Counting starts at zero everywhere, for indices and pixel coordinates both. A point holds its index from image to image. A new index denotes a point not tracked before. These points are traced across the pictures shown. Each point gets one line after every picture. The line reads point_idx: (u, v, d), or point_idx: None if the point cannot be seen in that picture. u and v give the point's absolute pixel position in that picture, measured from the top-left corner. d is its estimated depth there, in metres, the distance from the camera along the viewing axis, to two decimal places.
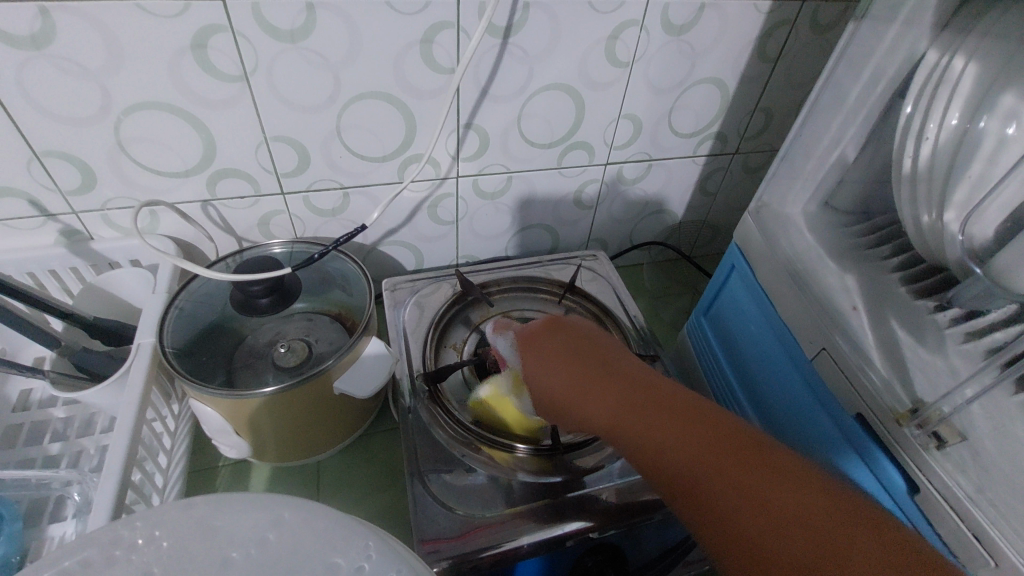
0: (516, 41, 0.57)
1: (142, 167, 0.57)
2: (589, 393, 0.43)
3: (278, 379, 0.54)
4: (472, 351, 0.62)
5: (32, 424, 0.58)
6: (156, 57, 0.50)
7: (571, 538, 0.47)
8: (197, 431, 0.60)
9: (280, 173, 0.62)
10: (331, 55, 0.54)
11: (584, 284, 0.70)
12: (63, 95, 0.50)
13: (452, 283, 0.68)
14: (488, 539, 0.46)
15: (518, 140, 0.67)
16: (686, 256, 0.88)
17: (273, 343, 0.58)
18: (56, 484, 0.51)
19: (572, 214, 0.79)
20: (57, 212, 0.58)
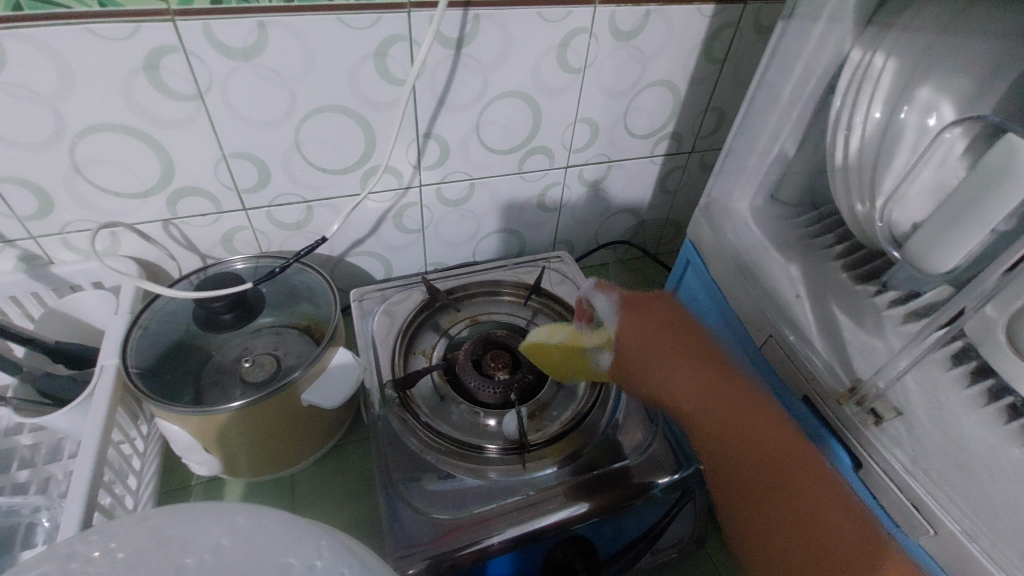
0: (469, 51, 0.59)
1: (100, 188, 0.57)
2: (678, 367, 0.53)
3: (246, 394, 0.54)
4: (441, 357, 0.63)
5: None
6: (110, 80, 0.50)
7: (548, 530, 0.48)
8: (167, 451, 0.60)
9: (240, 189, 0.62)
10: (285, 71, 0.55)
11: (552, 286, 0.71)
12: (15, 121, 0.50)
13: (421, 290, 0.69)
14: (460, 539, 0.47)
15: (478, 147, 0.68)
16: (650, 253, 0.90)
17: (240, 358, 0.58)
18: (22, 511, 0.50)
19: (536, 217, 0.80)
20: (14, 238, 0.58)
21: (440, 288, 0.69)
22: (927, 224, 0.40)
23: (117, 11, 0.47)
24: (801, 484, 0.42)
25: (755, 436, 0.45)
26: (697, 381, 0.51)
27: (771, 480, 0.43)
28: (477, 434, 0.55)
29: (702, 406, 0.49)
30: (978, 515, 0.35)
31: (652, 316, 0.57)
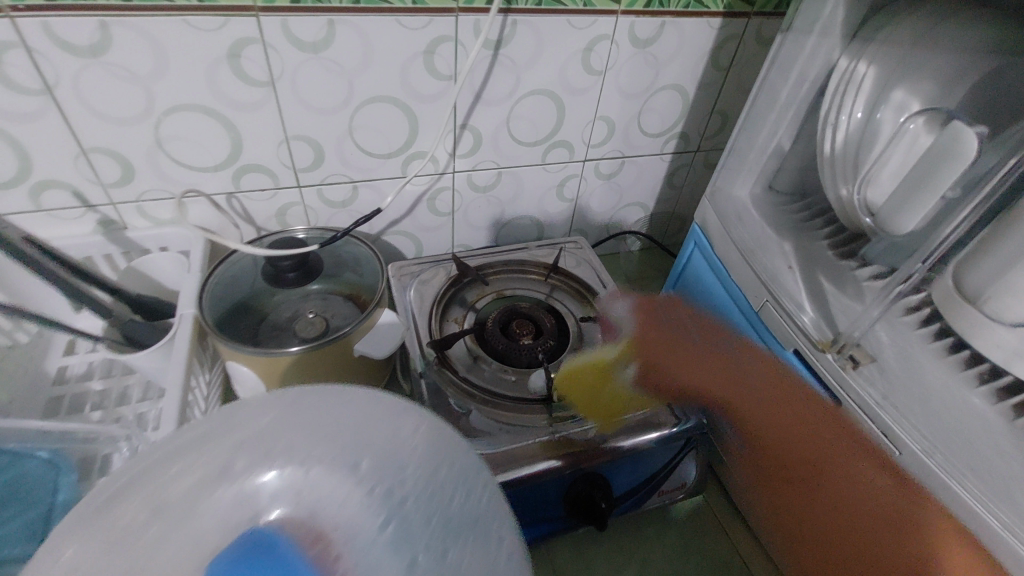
0: (505, 52, 0.67)
1: (176, 161, 0.64)
2: (695, 370, 0.61)
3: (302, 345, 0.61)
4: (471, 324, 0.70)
5: (73, 394, 0.64)
6: (198, 66, 0.58)
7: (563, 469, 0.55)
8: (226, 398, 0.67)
9: (297, 168, 0.70)
10: (347, 65, 0.63)
11: (569, 267, 0.79)
12: (113, 99, 0.58)
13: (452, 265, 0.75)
14: (504, 470, 0.54)
15: (508, 139, 0.76)
16: (658, 243, 0.98)
17: (295, 317, 0.65)
18: (103, 440, 0.57)
19: (556, 206, 0.88)
20: (97, 203, 0.65)
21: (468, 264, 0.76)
22: (892, 195, 0.48)
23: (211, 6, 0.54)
24: (841, 467, 0.49)
25: (801, 417, 0.53)
26: (721, 372, 0.60)
27: (815, 465, 0.51)
28: (508, 388, 0.62)
29: (740, 390, 0.58)
30: (932, 439, 0.42)
31: (666, 338, 0.65)
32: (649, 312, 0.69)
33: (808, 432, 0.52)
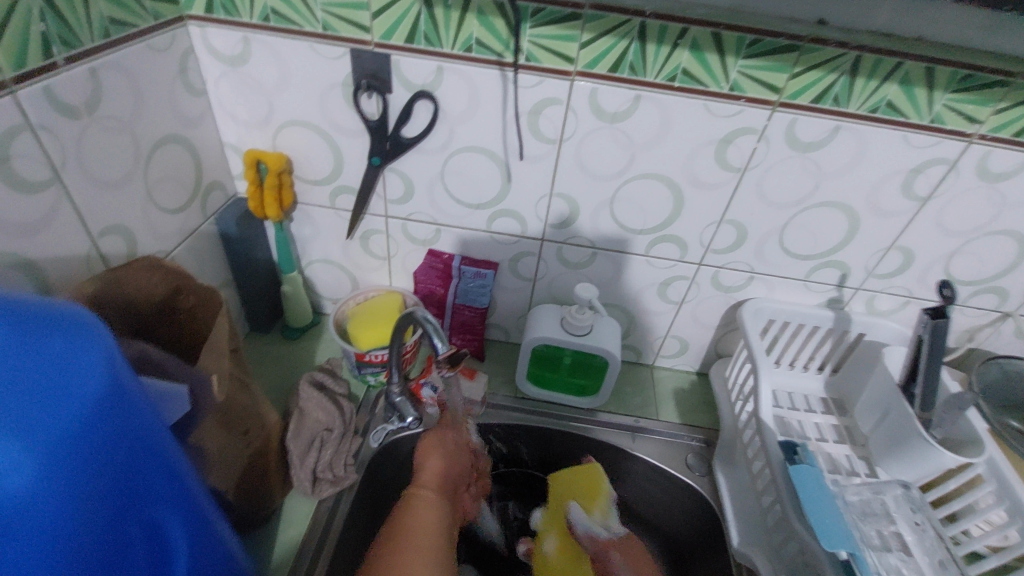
0: (813, 156, 0.58)
1: (645, 246, 0.68)
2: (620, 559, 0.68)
3: (509, 416, 0.75)
4: (647, 478, 0.73)
5: (317, 371, 0.71)
6: (724, 128, 0.57)
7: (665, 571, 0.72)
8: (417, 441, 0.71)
9: (713, 248, 0.67)
10: (828, 166, 0.59)
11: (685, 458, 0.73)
12: (605, 157, 0.60)
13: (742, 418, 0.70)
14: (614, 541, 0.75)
15: (776, 250, 0.67)
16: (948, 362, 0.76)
17: (511, 409, 0.76)
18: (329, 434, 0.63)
19: (802, 333, 0.74)
20: (374, 212, 0.70)
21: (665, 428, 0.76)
22: None
23: (739, 95, 0.54)
24: None
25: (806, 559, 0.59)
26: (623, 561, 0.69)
27: None
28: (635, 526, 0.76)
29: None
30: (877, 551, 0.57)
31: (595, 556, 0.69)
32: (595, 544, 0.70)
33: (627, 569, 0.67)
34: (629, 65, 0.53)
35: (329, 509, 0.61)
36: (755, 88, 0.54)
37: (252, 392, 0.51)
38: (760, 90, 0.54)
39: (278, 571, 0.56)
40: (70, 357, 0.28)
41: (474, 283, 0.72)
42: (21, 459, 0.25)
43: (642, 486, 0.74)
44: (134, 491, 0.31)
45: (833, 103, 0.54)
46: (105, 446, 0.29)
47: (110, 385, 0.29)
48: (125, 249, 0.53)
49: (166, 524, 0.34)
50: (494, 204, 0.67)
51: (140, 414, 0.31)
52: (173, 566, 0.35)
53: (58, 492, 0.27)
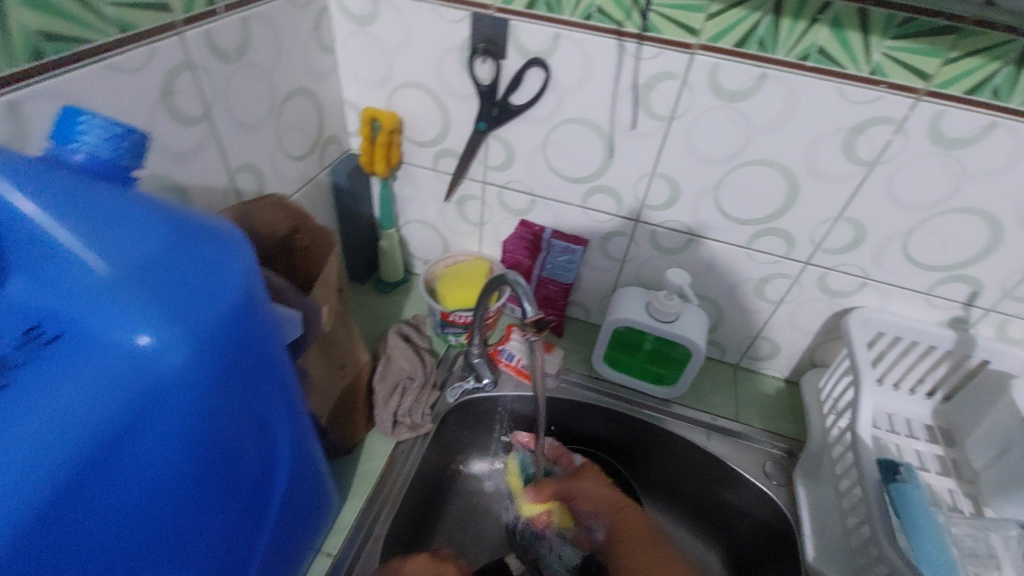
0: (959, 155, 0.52)
1: (748, 238, 0.65)
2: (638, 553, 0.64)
3: (582, 395, 0.75)
4: (718, 478, 0.71)
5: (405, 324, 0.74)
6: (857, 116, 0.52)
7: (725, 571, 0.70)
8: (490, 405, 0.73)
9: (824, 247, 0.63)
10: (976, 168, 0.52)
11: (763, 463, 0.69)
12: (717, 138, 0.58)
13: (833, 432, 0.65)
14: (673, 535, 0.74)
15: (897, 256, 0.61)
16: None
17: (585, 388, 0.76)
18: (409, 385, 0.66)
19: (914, 352, 0.67)
20: (473, 178, 0.72)
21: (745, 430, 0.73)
22: None
23: (880, 80, 0.50)
24: None
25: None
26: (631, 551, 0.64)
27: None
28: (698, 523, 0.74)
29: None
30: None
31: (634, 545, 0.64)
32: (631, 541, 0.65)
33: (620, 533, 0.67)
34: (758, 41, 0.50)
35: (404, 452, 0.64)
36: (900, 73, 0.49)
37: (349, 330, 0.55)
38: (906, 75, 0.49)
39: (354, 498, 0.60)
40: (222, 265, 0.30)
41: (562, 258, 0.73)
42: (176, 350, 0.27)
43: (712, 485, 0.72)
44: (251, 393, 0.34)
45: (994, 95, 0.48)
46: (239, 350, 0.31)
47: (249, 295, 0.31)
48: (255, 186, 0.58)
49: (272, 427, 0.37)
50: (593, 179, 0.66)
51: (265, 326, 0.33)
52: (275, 465, 0.39)
53: (199, 384, 0.29)
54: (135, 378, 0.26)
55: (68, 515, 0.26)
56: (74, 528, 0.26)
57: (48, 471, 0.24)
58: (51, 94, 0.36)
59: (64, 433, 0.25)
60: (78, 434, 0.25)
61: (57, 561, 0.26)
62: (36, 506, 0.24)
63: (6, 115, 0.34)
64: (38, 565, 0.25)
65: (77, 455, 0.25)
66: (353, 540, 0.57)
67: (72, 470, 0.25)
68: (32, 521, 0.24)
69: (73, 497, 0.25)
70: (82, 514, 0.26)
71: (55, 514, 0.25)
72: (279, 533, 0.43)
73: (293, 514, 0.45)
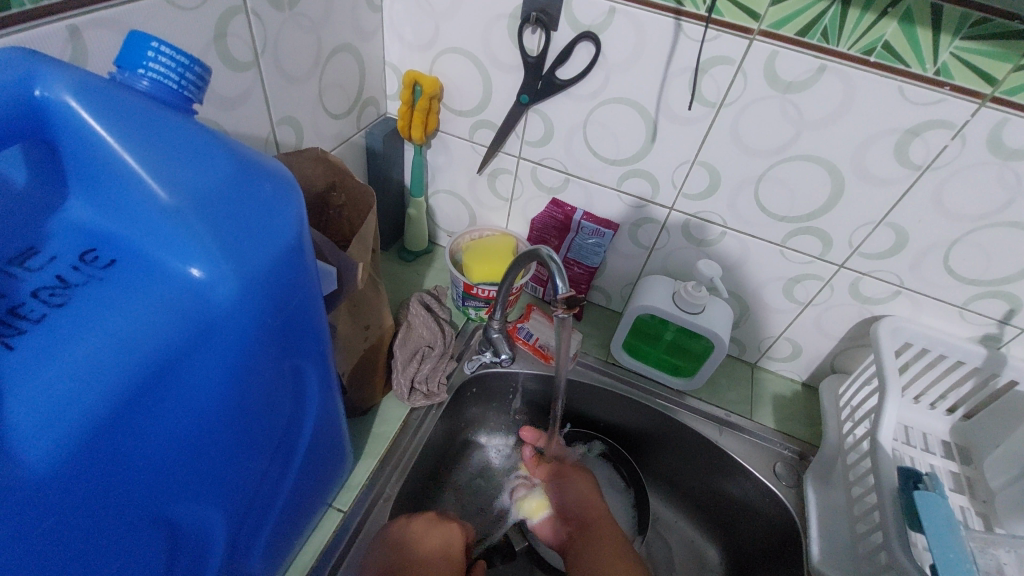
0: (1015, 166, 0.50)
1: (783, 236, 0.64)
2: (602, 557, 0.59)
3: (598, 377, 0.75)
4: (726, 474, 0.71)
5: (427, 292, 0.75)
6: (914, 117, 0.51)
7: (723, 565, 0.71)
8: (504, 381, 0.73)
9: (862, 251, 0.62)
10: None
11: (775, 464, 0.69)
12: (765, 129, 0.56)
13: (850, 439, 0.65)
14: (675, 524, 0.75)
15: (936, 266, 0.60)
16: None
17: (601, 371, 0.76)
18: (426, 353, 0.67)
19: (941, 365, 0.66)
20: (509, 151, 0.71)
21: (758, 428, 0.72)
22: None
23: (944, 81, 0.48)
24: None
25: None
26: (594, 547, 0.61)
27: None
28: (699, 517, 0.74)
29: None
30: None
31: (591, 540, 0.61)
32: (594, 539, 0.61)
33: (587, 527, 0.63)
34: (822, 30, 0.49)
35: (418, 419, 0.65)
36: (966, 76, 0.47)
37: (378, 293, 0.55)
38: (972, 79, 0.47)
39: (367, 458, 0.61)
40: (275, 206, 0.30)
41: (590, 240, 0.72)
42: (227, 286, 0.28)
43: (717, 480, 0.72)
44: (291, 338, 0.34)
45: None
46: (285, 294, 0.32)
47: (300, 238, 0.31)
48: (293, 140, 0.58)
49: (304, 375, 0.38)
50: (632, 162, 0.65)
51: (310, 271, 0.34)
52: (303, 412, 0.40)
53: (247, 322, 0.29)
54: (186, 308, 0.28)
55: (118, 436, 0.27)
56: (123, 450, 0.27)
57: (102, 391, 0.25)
58: (110, 23, 0.36)
59: (117, 355, 0.26)
60: (130, 357, 0.26)
61: (106, 479, 0.27)
62: (89, 423, 0.25)
63: (66, 39, 0.34)
64: (89, 480, 0.26)
65: (130, 377, 0.26)
66: (363, 500, 0.57)
67: (124, 393, 0.26)
68: (84, 438, 0.25)
69: (122, 419, 0.26)
70: (131, 438, 0.27)
71: (107, 431, 0.26)
72: (301, 482, 0.44)
73: (316, 461, 0.46)
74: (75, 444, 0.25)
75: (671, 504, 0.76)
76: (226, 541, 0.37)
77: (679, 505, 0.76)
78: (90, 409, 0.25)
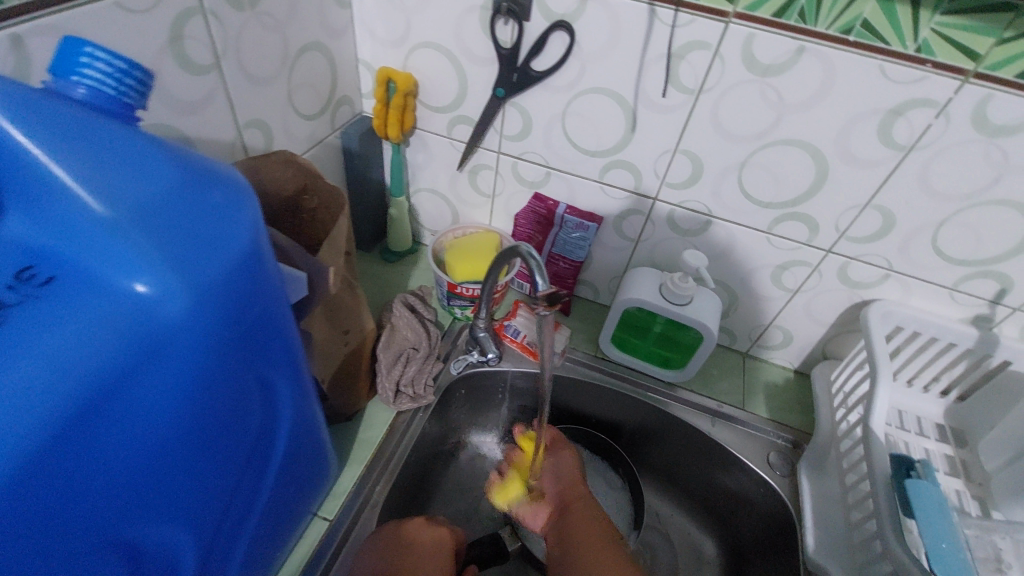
0: (1001, 143, 0.49)
1: (769, 223, 0.63)
2: (593, 535, 0.58)
3: (588, 373, 0.74)
4: (719, 465, 0.70)
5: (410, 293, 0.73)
6: (896, 97, 0.50)
7: (719, 557, 0.70)
8: (493, 380, 0.72)
9: (849, 235, 0.61)
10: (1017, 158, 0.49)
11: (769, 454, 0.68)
12: (746, 114, 0.55)
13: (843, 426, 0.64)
14: (671, 518, 0.74)
15: (924, 248, 0.59)
16: None
17: (590, 366, 0.75)
18: (410, 354, 0.66)
19: (934, 347, 0.65)
20: (488, 147, 0.69)
21: (751, 418, 0.71)
22: None
23: (925, 59, 0.47)
24: None
25: None
26: (586, 526, 0.59)
27: None
28: (694, 509, 0.74)
29: None
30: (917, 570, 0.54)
31: (582, 520, 0.60)
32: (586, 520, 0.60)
33: (580, 508, 0.62)
34: (799, 11, 0.48)
35: (404, 423, 0.64)
36: (948, 52, 0.46)
37: (356, 297, 0.54)
38: (954, 55, 0.46)
39: (354, 464, 0.60)
40: (226, 214, 0.29)
41: (574, 234, 0.70)
42: (176, 299, 0.27)
43: (711, 472, 0.71)
44: (254, 349, 0.33)
45: None
46: (242, 305, 0.30)
47: (256, 246, 0.30)
48: (263, 144, 0.56)
49: (273, 385, 0.37)
50: (612, 153, 0.64)
51: (270, 279, 0.33)
52: (275, 423, 0.39)
53: (201, 335, 0.28)
54: (132, 325, 0.26)
55: (65, 461, 0.25)
56: (71, 475, 0.26)
57: (44, 416, 0.24)
58: (54, 29, 0.35)
59: (58, 377, 0.25)
60: (73, 378, 0.25)
61: (56, 506, 0.26)
62: (31, 451, 0.24)
63: (6, 47, 0.33)
64: (37, 509, 0.25)
65: (74, 400, 0.25)
66: (349, 507, 0.56)
67: (69, 417, 0.25)
68: (26, 466, 0.24)
69: (69, 443, 0.25)
70: (81, 462, 0.26)
71: (52, 457, 0.25)
72: (279, 493, 0.43)
73: (294, 471, 0.45)
74: (16, 474, 0.24)
75: (667, 498, 0.75)
76: (197, 560, 0.36)
77: (675, 498, 0.75)
78: (30, 435, 0.24)
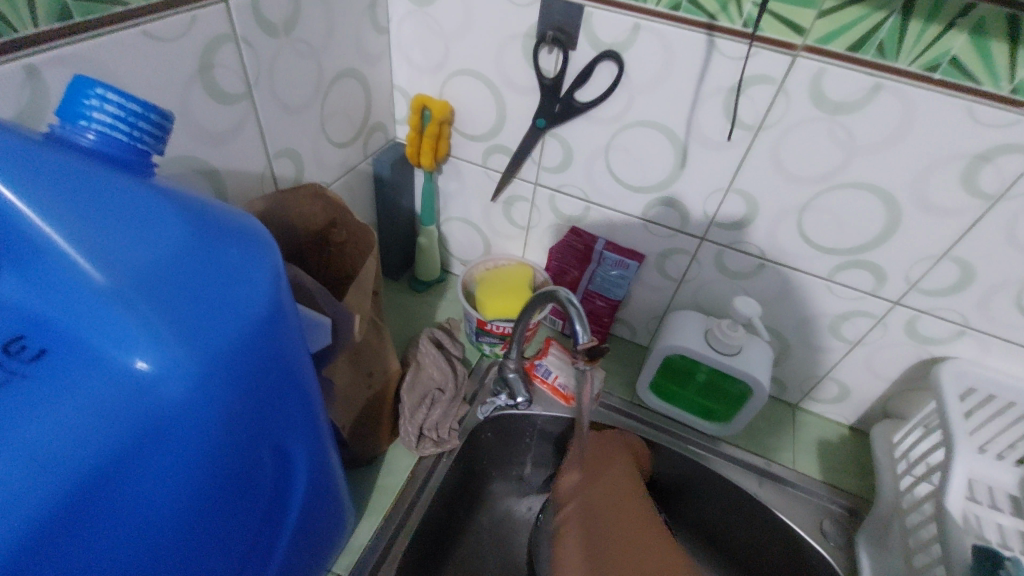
0: None
1: (830, 270, 0.57)
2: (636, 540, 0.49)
3: (622, 420, 0.69)
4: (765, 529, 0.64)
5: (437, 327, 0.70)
6: (987, 140, 0.44)
7: None
8: (521, 423, 0.68)
9: (922, 288, 0.55)
10: None
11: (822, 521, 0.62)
12: (810, 154, 0.50)
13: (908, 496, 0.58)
14: None
15: (1009, 306, 0.53)
16: None
17: (625, 412, 0.70)
18: (433, 394, 0.62)
19: (1015, 414, 0.58)
20: (524, 177, 0.66)
21: (801, 478, 0.65)
22: None
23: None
24: None
25: None
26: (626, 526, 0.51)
27: None
28: None
29: None
30: None
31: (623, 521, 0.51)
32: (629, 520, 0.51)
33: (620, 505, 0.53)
34: (878, 45, 0.43)
35: (426, 469, 0.60)
36: None
37: (382, 337, 0.51)
38: None
39: (372, 513, 0.56)
40: (244, 273, 0.26)
41: (613, 272, 0.66)
42: (183, 373, 0.24)
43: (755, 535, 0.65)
44: (270, 416, 0.30)
45: None
46: (258, 372, 0.27)
47: (276, 307, 0.27)
48: (293, 173, 0.54)
49: (289, 450, 0.34)
50: (658, 189, 0.59)
51: (291, 340, 0.30)
52: (288, 489, 0.36)
53: (209, 410, 0.25)
54: (133, 402, 0.23)
55: (48, 561, 0.22)
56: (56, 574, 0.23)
57: (25, 512, 0.21)
58: (75, 60, 0.32)
59: (46, 466, 0.22)
60: (61, 466, 0.22)
61: None
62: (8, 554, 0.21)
63: (23, 80, 0.31)
64: None
65: (61, 491, 0.22)
66: (364, 563, 0.52)
67: (54, 512, 0.22)
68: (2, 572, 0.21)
69: (53, 541, 0.22)
70: (67, 559, 0.23)
71: (33, 558, 0.22)
72: (291, 560, 0.40)
73: (308, 534, 0.41)
74: None
75: None
76: None
77: None
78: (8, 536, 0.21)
